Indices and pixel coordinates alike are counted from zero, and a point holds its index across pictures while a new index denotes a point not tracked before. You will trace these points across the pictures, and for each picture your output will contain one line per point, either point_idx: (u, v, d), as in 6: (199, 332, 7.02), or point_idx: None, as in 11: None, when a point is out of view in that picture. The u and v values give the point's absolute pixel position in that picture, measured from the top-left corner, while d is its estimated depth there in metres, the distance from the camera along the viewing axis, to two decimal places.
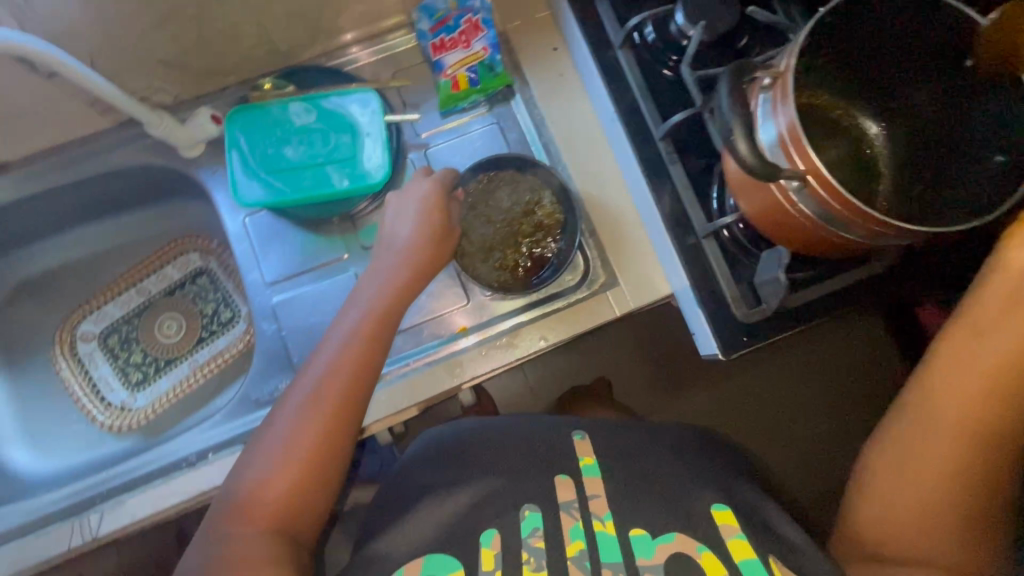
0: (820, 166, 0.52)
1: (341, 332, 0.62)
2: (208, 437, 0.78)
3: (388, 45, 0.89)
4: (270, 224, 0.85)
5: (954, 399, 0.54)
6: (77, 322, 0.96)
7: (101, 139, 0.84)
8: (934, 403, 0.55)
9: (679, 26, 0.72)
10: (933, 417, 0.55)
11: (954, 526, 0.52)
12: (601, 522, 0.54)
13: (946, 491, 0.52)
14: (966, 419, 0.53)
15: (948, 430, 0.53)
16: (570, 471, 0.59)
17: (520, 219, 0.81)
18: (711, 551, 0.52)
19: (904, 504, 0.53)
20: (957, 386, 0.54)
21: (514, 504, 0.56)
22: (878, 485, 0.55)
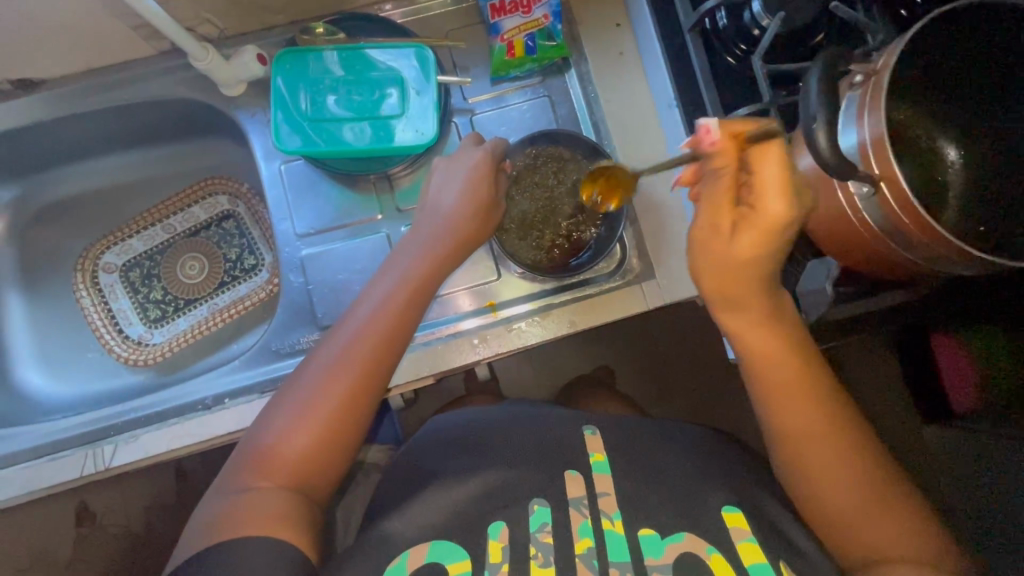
0: (898, 175, 0.49)
1: (375, 294, 0.61)
2: (226, 383, 0.78)
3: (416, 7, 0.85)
4: (306, 173, 0.83)
5: (788, 403, 0.53)
6: (100, 252, 0.95)
7: (142, 67, 0.81)
8: (784, 416, 0.53)
9: (753, 14, 0.67)
10: (794, 431, 0.53)
11: (876, 502, 0.50)
12: (611, 521, 0.53)
13: (854, 475, 0.51)
14: (800, 409, 0.53)
15: (812, 424, 0.52)
16: (581, 466, 0.57)
17: (563, 199, 0.79)
18: (721, 554, 0.50)
19: (855, 508, 0.50)
20: (785, 391, 0.53)
21: (525, 494, 0.55)
22: (824, 516, 0.52)
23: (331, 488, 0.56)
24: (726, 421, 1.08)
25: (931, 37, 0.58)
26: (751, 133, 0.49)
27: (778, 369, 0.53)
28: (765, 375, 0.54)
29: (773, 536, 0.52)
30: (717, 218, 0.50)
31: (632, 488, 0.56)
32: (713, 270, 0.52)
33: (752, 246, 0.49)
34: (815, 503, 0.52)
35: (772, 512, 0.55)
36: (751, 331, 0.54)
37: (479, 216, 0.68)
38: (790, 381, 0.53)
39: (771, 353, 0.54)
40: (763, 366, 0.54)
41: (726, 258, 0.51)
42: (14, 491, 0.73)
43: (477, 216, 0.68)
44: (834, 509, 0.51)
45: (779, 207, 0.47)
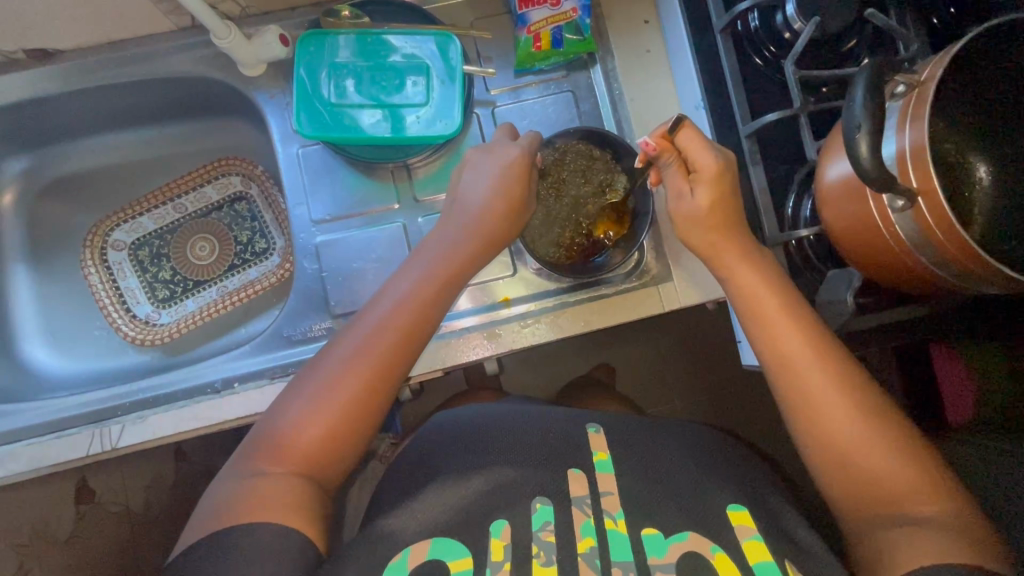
0: (937, 187, 0.49)
1: (402, 286, 0.61)
2: (237, 367, 0.78)
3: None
4: (324, 158, 0.82)
5: (792, 350, 0.56)
6: (111, 228, 0.94)
7: (160, 42, 0.80)
8: (798, 379, 0.55)
9: (787, 17, 0.66)
10: (808, 393, 0.54)
11: (888, 447, 0.50)
12: (613, 520, 0.51)
13: (873, 435, 0.51)
14: (806, 359, 0.55)
15: (825, 386, 0.53)
16: (583, 465, 0.55)
17: (588, 199, 0.77)
18: (726, 553, 0.49)
19: (867, 454, 0.50)
20: (788, 342, 0.56)
21: (527, 493, 0.53)
22: (846, 485, 0.51)
23: (344, 477, 0.56)
24: (726, 423, 1.07)
25: (973, 51, 0.56)
26: (669, 125, 0.66)
27: (783, 331, 0.57)
28: (772, 337, 0.57)
29: (789, 542, 0.50)
30: (680, 183, 0.67)
31: (645, 490, 0.53)
32: (692, 226, 0.66)
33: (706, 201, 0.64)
34: (837, 475, 0.51)
35: (789, 520, 0.53)
36: (748, 287, 0.61)
37: (510, 215, 0.68)
38: (797, 344, 0.56)
39: (772, 316, 0.58)
40: (765, 327, 0.58)
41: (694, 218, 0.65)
42: (21, 468, 0.72)
43: (507, 214, 0.68)
44: (857, 475, 0.50)
45: (708, 159, 0.64)
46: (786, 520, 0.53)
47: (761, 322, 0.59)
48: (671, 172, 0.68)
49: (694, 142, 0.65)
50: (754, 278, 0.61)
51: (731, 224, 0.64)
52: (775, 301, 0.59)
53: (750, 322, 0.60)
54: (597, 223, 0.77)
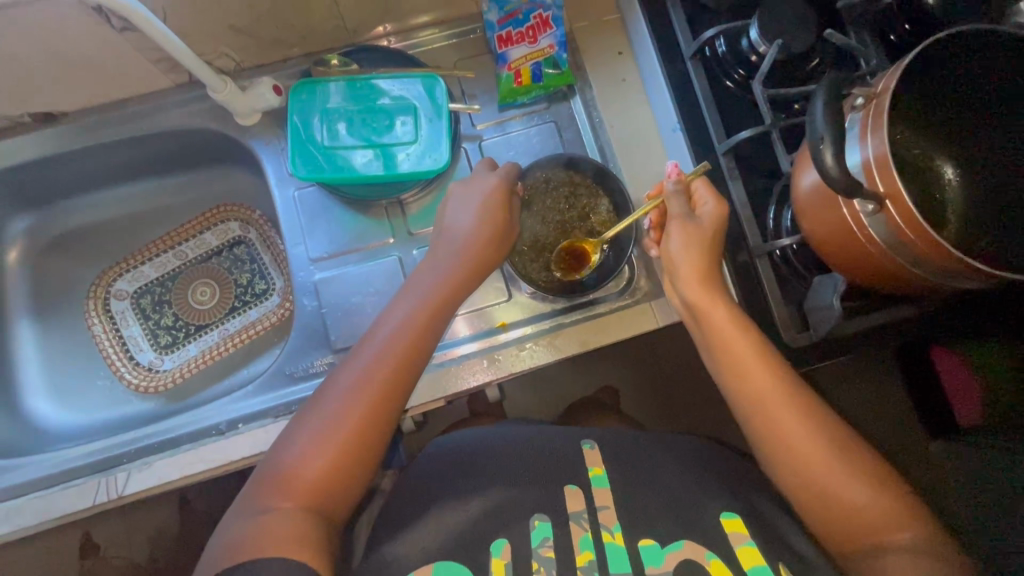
0: (902, 193, 0.51)
1: (397, 319, 0.62)
2: (241, 407, 0.78)
3: (418, 42, 0.88)
4: (319, 199, 0.85)
5: (763, 390, 0.57)
6: (113, 279, 0.96)
7: (160, 99, 0.83)
8: (767, 412, 0.56)
9: (751, 41, 0.71)
10: (780, 427, 0.55)
11: (861, 478, 0.51)
12: (610, 533, 0.51)
13: (837, 463, 0.52)
14: (775, 396, 0.56)
15: (793, 418, 0.55)
16: (581, 481, 0.55)
17: (574, 223, 0.81)
18: (721, 560, 0.49)
19: (839, 484, 0.51)
20: (757, 383, 0.58)
21: (525, 511, 0.53)
22: (816, 509, 0.52)
23: (347, 510, 0.56)
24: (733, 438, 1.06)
25: (921, 65, 0.60)
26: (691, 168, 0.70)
27: (750, 368, 0.59)
28: (738, 372, 0.59)
29: (790, 548, 0.51)
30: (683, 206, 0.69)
31: (645, 504, 0.54)
32: (692, 240, 0.67)
33: (688, 224, 0.67)
34: (810, 500, 0.52)
35: (782, 524, 0.53)
36: (715, 323, 0.63)
37: (491, 243, 0.70)
38: (757, 379, 0.58)
39: (741, 357, 0.60)
40: (732, 363, 0.60)
41: (673, 242, 0.68)
42: (27, 522, 0.72)
43: (494, 241, 0.70)
44: (838, 505, 0.51)
45: (715, 204, 0.68)
46: (784, 525, 0.53)
47: (728, 360, 0.60)
48: (678, 202, 0.70)
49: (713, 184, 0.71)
50: (721, 317, 0.63)
51: (712, 252, 0.68)
52: (741, 338, 0.61)
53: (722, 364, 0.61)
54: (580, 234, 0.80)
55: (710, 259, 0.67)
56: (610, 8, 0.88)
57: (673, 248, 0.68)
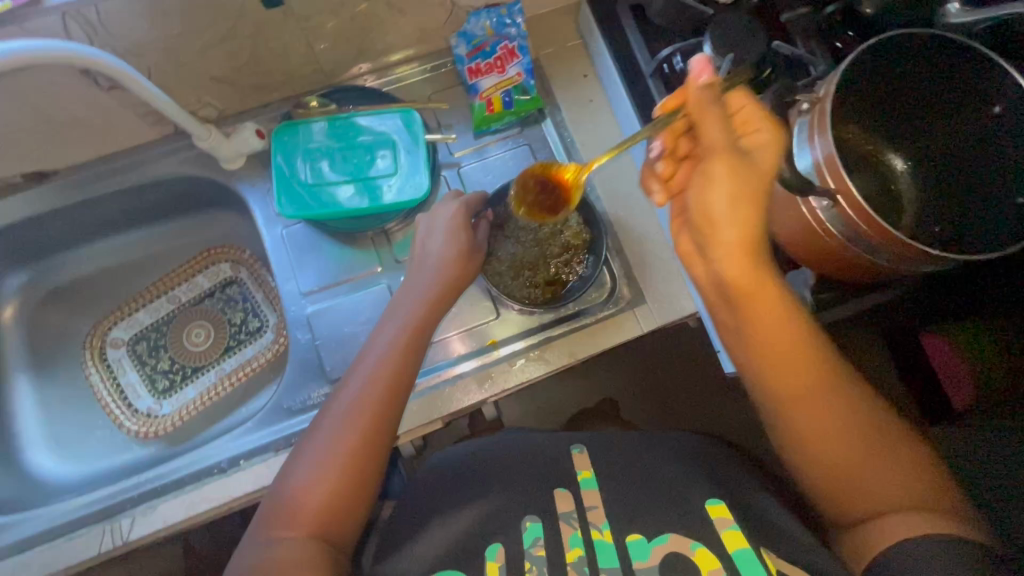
0: (852, 189, 0.55)
1: (381, 347, 0.64)
2: (240, 444, 0.79)
3: (395, 78, 0.92)
4: (307, 235, 0.87)
5: (797, 371, 0.54)
6: (108, 328, 0.97)
7: (147, 150, 0.86)
8: (800, 396, 0.54)
9: (706, 56, 0.76)
10: (812, 410, 0.54)
11: (881, 456, 0.52)
12: (599, 531, 0.54)
13: (852, 445, 0.53)
14: (809, 377, 0.54)
15: (823, 400, 0.54)
16: (568, 483, 0.58)
17: (548, 241, 0.84)
18: (706, 547, 0.51)
19: (860, 462, 0.52)
20: (793, 363, 0.54)
21: (516, 515, 0.55)
22: (818, 485, 0.54)
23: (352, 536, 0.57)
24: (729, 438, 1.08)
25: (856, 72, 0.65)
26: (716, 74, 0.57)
27: (785, 351, 0.55)
28: (773, 358, 0.55)
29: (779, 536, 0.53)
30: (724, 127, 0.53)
31: (640, 504, 0.55)
32: (744, 173, 0.53)
33: (739, 161, 0.52)
34: (819, 479, 0.54)
35: (773, 512, 0.55)
36: (755, 313, 0.55)
37: (462, 266, 0.72)
38: (783, 364, 0.54)
39: (777, 338, 0.55)
40: (766, 345, 0.55)
41: (720, 188, 0.52)
42: None
43: (461, 260, 0.72)
44: (857, 482, 0.52)
45: (766, 129, 0.56)
46: (774, 514, 0.55)
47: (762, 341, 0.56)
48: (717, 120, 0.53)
49: (748, 102, 0.58)
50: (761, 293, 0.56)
51: (762, 191, 0.54)
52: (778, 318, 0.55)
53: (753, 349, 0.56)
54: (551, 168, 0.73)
55: (761, 211, 0.54)
56: (572, 35, 0.93)
57: (720, 201, 0.52)
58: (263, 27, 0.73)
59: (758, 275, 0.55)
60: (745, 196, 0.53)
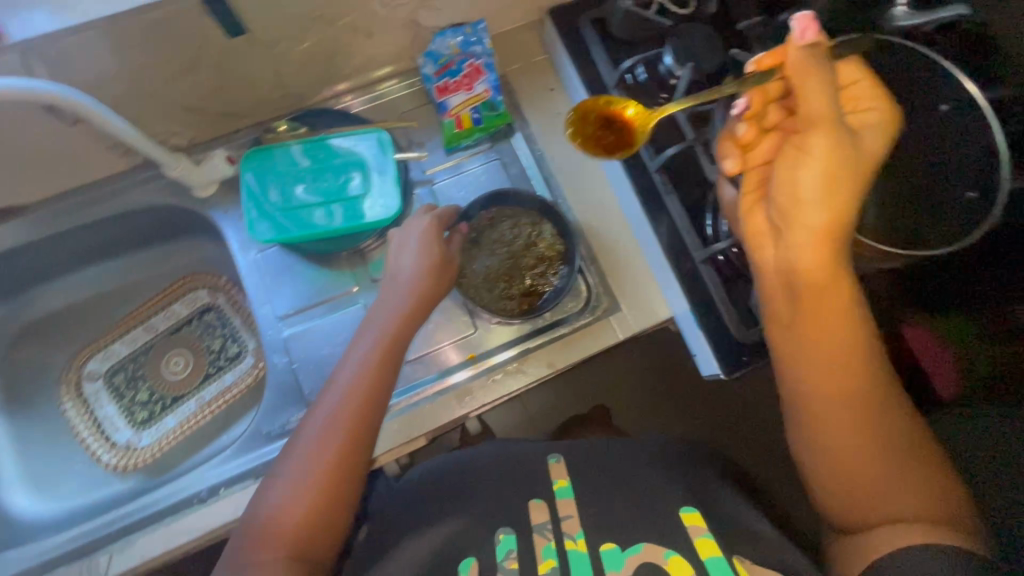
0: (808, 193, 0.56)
1: (351, 366, 0.63)
2: (219, 472, 0.78)
3: (378, 94, 0.93)
4: (281, 258, 0.87)
5: (842, 371, 0.57)
6: (84, 361, 0.96)
7: (117, 181, 0.86)
8: (840, 399, 0.57)
9: (667, 67, 0.78)
10: (846, 410, 0.57)
11: (897, 463, 0.56)
12: (573, 540, 0.59)
13: (872, 456, 0.56)
14: (848, 380, 0.57)
15: (858, 404, 0.57)
16: (544, 495, 0.63)
17: (521, 252, 0.85)
18: (680, 556, 0.56)
19: (876, 468, 0.56)
20: (841, 361, 0.57)
21: (490, 528, 0.60)
22: (830, 491, 0.58)
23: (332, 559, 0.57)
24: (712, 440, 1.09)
25: None
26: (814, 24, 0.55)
27: (833, 349, 0.57)
28: (819, 356, 0.57)
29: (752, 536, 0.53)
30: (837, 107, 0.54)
31: None
32: (855, 157, 0.55)
33: (842, 137, 0.53)
34: (830, 484, 0.58)
35: None
36: (815, 308, 0.57)
37: (438, 281, 0.72)
38: (824, 363, 0.57)
39: (827, 339, 0.57)
40: (813, 344, 0.58)
41: (812, 166, 0.54)
42: None
43: (435, 273, 0.72)
44: (867, 486, 0.56)
45: (875, 114, 0.59)
46: None
47: (808, 340, 0.58)
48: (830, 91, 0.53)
49: (860, 77, 0.61)
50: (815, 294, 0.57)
51: (863, 176, 0.55)
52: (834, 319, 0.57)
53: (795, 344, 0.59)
54: (613, 103, 0.72)
55: (855, 196, 0.55)
56: (537, 50, 0.94)
57: (814, 180, 0.54)
58: (228, 56, 0.74)
59: (831, 267, 0.57)
60: (840, 183, 0.54)
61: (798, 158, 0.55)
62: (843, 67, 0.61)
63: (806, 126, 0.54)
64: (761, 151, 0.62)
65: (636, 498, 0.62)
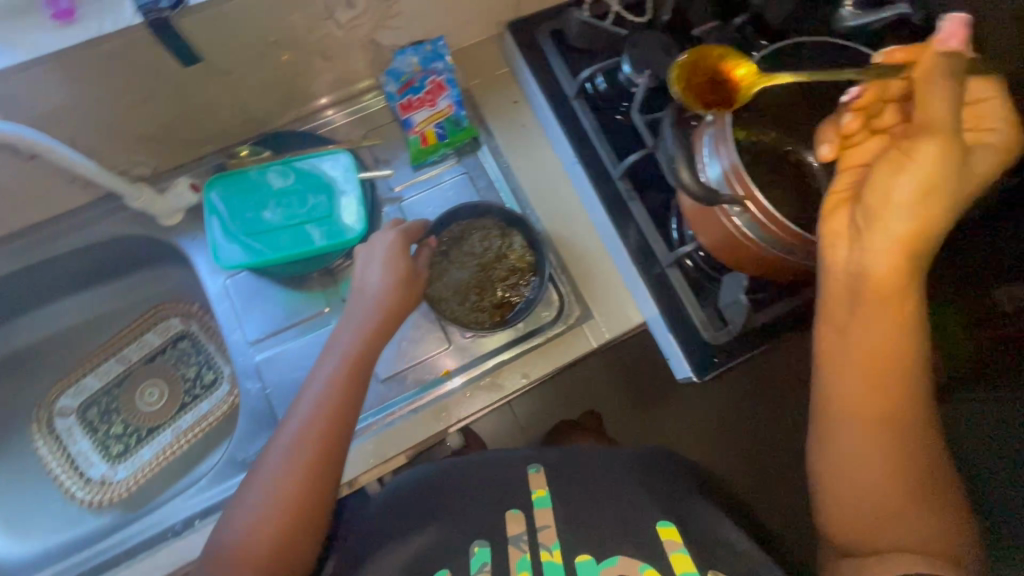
0: (759, 196, 0.57)
1: (315, 389, 0.63)
2: (194, 504, 0.77)
3: (361, 106, 0.93)
4: (251, 283, 0.87)
5: (885, 386, 0.54)
6: (56, 397, 0.95)
7: (82, 214, 0.85)
8: (877, 412, 0.54)
9: (627, 75, 0.79)
10: (881, 426, 0.53)
11: (914, 495, 0.52)
12: (549, 552, 0.59)
13: (889, 482, 0.53)
14: (889, 397, 0.53)
15: (893, 424, 0.53)
16: (522, 505, 0.64)
17: (492, 264, 0.85)
18: (653, 569, 0.56)
19: (891, 492, 0.53)
20: (885, 376, 0.54)
21: (464, 541, 0.61)
22: (837, 506, 0.55)
23: None
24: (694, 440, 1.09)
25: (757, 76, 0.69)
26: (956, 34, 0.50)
27: (879, 360, 0.54)
28: (860, 362, 0.54)
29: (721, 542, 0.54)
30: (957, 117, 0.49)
31: None
32: (957, 173, 0.49)
33: (953, 152, 0.48)
34: (842, 500, 0.55)
35: None
36: (869, 314, 0.54)
37: (405, 298, 0.72)
38: (862, 371, 0.54)
39: (878, 352, 0.54)
40: (858, 349, 0.55)
41: (912, 173, 0.49)
42: None
43: (403, 289, 0.72)
44: (877, 510, 0.53)
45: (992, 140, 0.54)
46: None
47: (853, 345, 0.55)
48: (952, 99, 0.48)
49: (990, 95, 0.55)
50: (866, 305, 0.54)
51: (954, 196, 0.50)
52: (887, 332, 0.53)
53: (838, 346, 0.56)
54: (726, 59, 0.62)
55: (944, 212, 0.50)
56: (499, 63, 0.95)
57: (909, 185, 0.49)
58: (185, 84, 0.74)
59: (898, 277, 0.52)
60: (936, 194, 0.50)
61: (898, 157, 0.50)
62: (970, 84, 0.56)
63: (919, 129, 0.49)
64: (865, 151, 0.58)
65: (605, 504, 0.63)
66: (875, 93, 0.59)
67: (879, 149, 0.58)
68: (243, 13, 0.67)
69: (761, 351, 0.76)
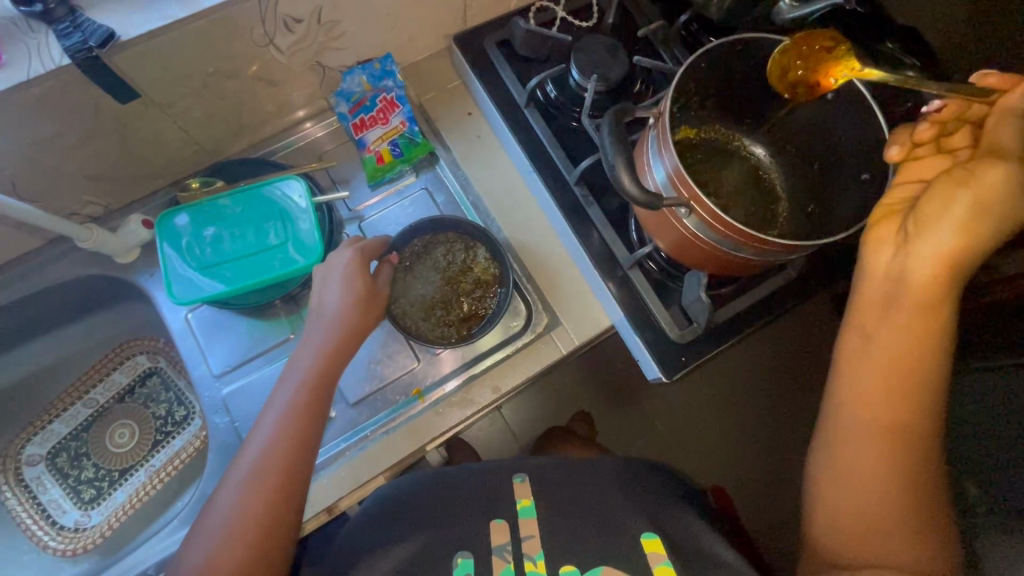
0: (702, 195, 0.57)
1: (271, 420, 0.63)
2: (165, 546, 0.76)
3: (330, 123, 0.94)
4: (213, 316, 0.86)
5: (901, 397, 0.53)
6: (23, 445, 0.93)
7: (32, 259, 0.83)
8: (892, 422, 0.53)
9: (577, 81, 0.78)
10: (891, 437, 0.53)
11: (907, 515, 0.52)
12: (533, 562, 0.59)
13: (896, 496, 0.52)
14: (902, 408, 0.53)
15: (907, 436, 0.52)
16: (504, 514, 0.63)
17: (457, 278, 0.85)
18: None
19: (885, 508, 0.52)
20: (905, 387, 0.53)
21: (446, 553, 0.60)
22: (829, 518, 0.55)
23: None
24: None
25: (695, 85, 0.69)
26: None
27: (903, 369, 0.53)
28: (881, 369, 0.54)
29: None
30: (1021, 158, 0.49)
31: None
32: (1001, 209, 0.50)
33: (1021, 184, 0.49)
34: (837, 507, 0.54)
35: None
36: (899, 322, 0.53)
37: (364, 320, 0.71)
38: (881, 379, 0.54)
39: (903, 360, 0.53)
40: (882, 357, 0.54)
41: (965, 195, 0.50)
42: None
43: (362, 310, 0.72)
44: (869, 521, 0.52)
45: None
46: None
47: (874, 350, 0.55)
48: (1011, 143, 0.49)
49: None
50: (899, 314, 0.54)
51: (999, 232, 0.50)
52: (916, 342, 0.53)
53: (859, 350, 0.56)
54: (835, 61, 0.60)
55: (990, 242, 0.51)
56: (450, 76, 0.94)
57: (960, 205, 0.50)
58: (126, 120, 0.72)
59: (933, 293, 0.52)
60: (985, 222, 0.50)
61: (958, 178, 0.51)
62: None
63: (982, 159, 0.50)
64: (927, 167, 0.57)
65: (579, 511, 0.63)
66: (955, 111, 0.57)
67: (940, 168, 0.56)
68: (178, 45, 0.66)
69: (727, 346, 0.76)
